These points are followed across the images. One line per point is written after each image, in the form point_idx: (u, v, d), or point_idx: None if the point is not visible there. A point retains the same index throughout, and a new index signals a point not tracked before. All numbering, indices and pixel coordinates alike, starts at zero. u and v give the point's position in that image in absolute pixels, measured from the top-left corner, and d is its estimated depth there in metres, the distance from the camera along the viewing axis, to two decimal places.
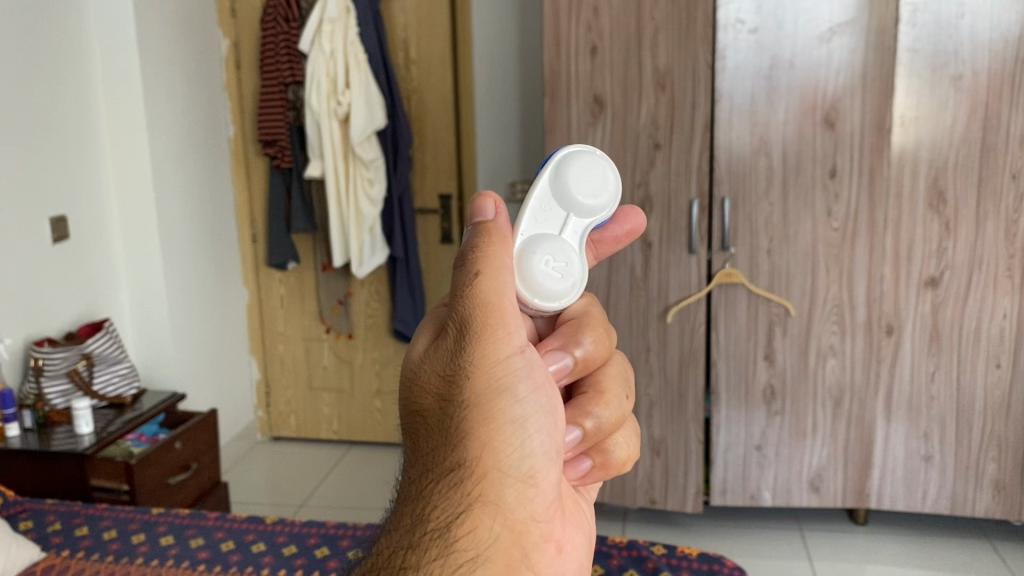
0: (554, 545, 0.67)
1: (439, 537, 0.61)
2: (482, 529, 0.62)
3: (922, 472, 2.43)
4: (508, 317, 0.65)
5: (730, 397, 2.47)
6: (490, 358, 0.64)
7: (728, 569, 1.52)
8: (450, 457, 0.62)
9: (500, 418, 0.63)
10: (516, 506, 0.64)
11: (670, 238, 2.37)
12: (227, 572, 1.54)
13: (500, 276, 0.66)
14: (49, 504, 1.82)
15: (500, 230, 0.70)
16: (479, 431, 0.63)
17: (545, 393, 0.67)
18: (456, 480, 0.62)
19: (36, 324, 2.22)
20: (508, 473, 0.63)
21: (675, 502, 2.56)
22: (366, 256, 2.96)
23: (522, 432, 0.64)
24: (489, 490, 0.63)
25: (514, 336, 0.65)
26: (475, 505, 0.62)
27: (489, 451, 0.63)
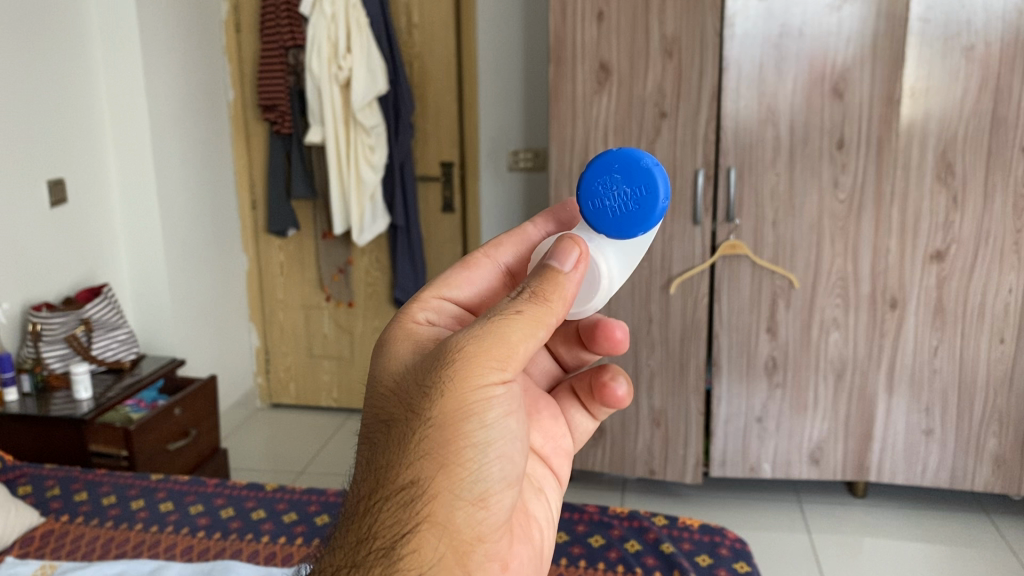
0: (498, 562, 0.69)
1: (385, 553, 0.65)
2: (425, 547, 0.65)
3: (922, 446, 2.43)
4: (504, 351, 0.67)
5: (731, 370, 2.46)
6: (470, 386, 0.66)
7: (730, 540, 1.51)
8: (406, 474, 0.66)
9: (462, 442, 0.66)
10: (463, 529, 0.66)
11: (674, 209, 2.34)
12: (227, 539, 1.53)
13: (532, 321, 0.69)
14: (48, 469, 1.82)
15: (567, 287, 0.72)
16: (441, 453, 0.66)
17: (516, 422, 0.70)
18: (409, 496, 0.66)
19: (35, 289, 2.20)
20: (459, 495, 0.66)
21: (675, 473, 2.56)
22: (367, 223, 2.94)
23: (481, 459, 0.67)
24: (438, 510, 0.66)
25: (501, 370, 0.67)
26: (423, 524, 0.65)
27: (445, 473, 0.66)
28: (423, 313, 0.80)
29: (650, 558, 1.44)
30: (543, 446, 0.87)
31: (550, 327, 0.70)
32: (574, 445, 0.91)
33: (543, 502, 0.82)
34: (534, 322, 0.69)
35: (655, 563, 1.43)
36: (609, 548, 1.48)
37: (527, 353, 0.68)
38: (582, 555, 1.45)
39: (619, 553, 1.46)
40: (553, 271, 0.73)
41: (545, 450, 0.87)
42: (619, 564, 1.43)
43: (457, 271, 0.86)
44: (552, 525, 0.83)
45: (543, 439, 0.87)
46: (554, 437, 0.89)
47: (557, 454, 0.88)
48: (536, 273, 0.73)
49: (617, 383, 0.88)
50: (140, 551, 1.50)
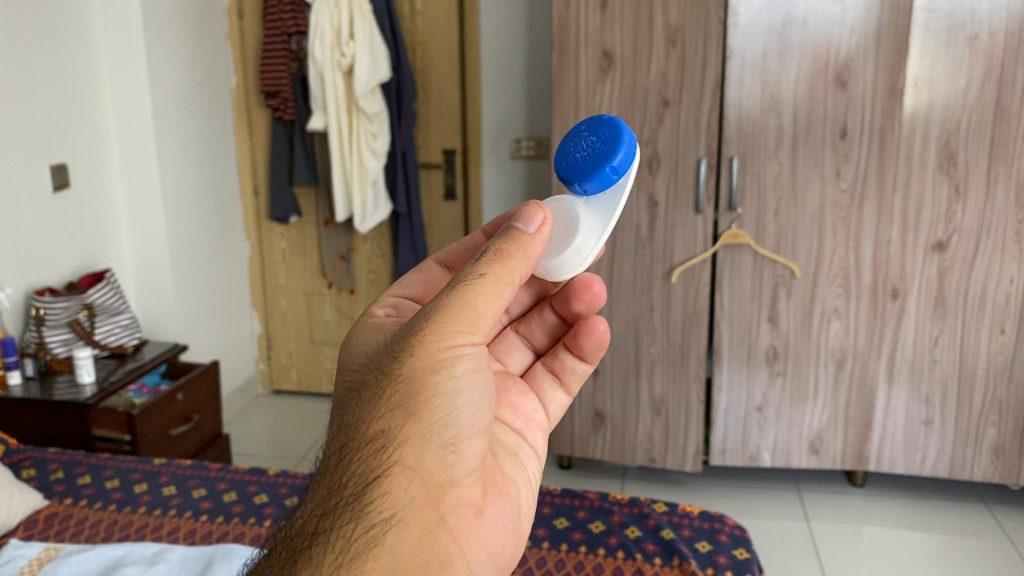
0: (471, 507, 0.70)
1: (355, 500, 0.66)
2: (395, 493, 0.66)
3: (922, 436, 2.44)
4: (471, 307, 0.69)
5: (732, 359, 2.47)
6: (437, 340, 0.68)
7: (730, 527, 1.52)
8: (376, 425, 0.67)
9: (431, 393, 0.67)
10: (435, 473, 0.67)
11: (677, 197, 2.34)
12: (228, 523, 1.54)
13: (497, 278, 0.70)
14: (52, 453, 1.82)
15: (531, 248, 0.74)
16: (409, 403, 0.67)
17: (488, 375, 0.71)
18: (378, 445, 0.67)
19: (37, 273, 2.21)
20: (428, 441, 0.67)
21: (675, 461, 2.57)
22: (369, 211, 2.94)
23: (451, 407, 0.68)
24: (407, 456, 0.67)
25: (468, 327, 0.69)
26: (393, 470, 0.66)
27: (414, 421, 0.67)
28: (381, 310, 0.87)
29: (650, 544, 1.45)
30: (514, 422, 0.85)
31: (514, 283, 0.72)
32: (547, 425, 0.90)
33: (521, 468, 0.81)
34: (499, 282, 0.71)
35: (655, 549, 1.44)
36: (610, 534, 1.48)
37: (495, 309, 0.70)
38: (583, 541, 1.46)
39: (619, 539, 1.47)
40: (518, 232, 0.74)
41: (515, 424, 0.85)
42: (619, 550, 1.44)
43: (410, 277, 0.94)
44: (532, 487, 0.81)
45: (511, 415, 0.86)
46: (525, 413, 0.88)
47: (530, 429, 0.86)
48: (503, 233, 0.74)
49: (595, 328, 0.93)
50: (143, 534, 1.51)
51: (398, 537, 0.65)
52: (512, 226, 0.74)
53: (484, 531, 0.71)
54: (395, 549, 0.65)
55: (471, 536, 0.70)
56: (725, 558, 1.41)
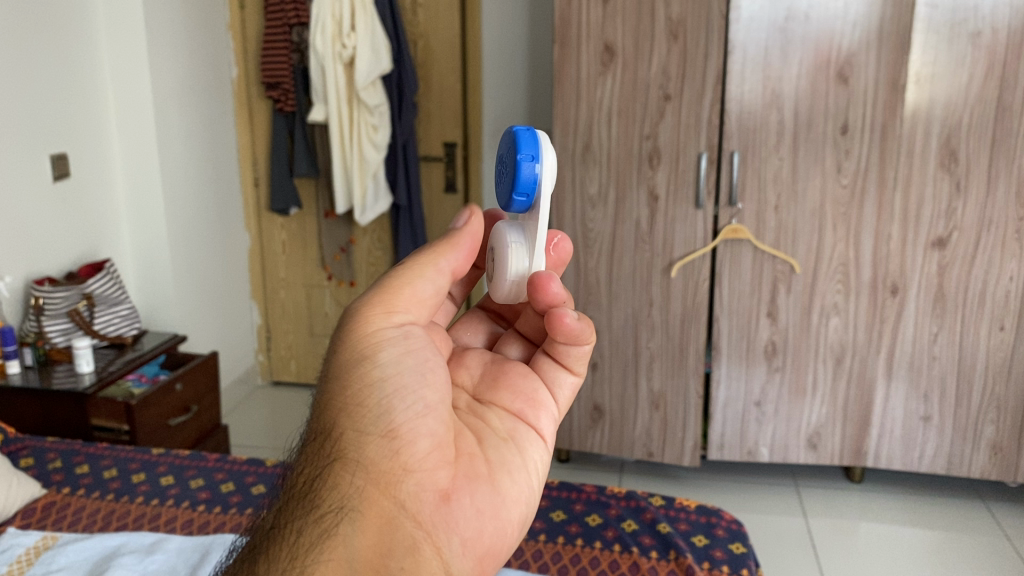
0: (435, 493, 0.68)
1: (309, 496, 0.69)
2: (342, 484, 0.68)
3: (920, 432, 2.44)
4: (389, 300, 0.73)
5: (731, 354, 2.47)
6: (355, 332, 0.72)
7: (726, 521, 1.52)
8: (319, 426, 0.71)
9: (356, 382, 0.70)
10: (380, 462, 0.68)
11: (678, 192, 2.34)
12: (226, 513, 1.54)
13: (415, 266, 0.74)
14: (50, 442, 1.82)
15: (462, 239, 0.77)
16: (344, 400, 0.70)
17: (419, 356, 0.72)
18: (324, 444, 0.70)
19: (37, 263, 2.21)
20: (366, 431, 0.69)
21: (673, 456, 2.58)
22: (369, 203, 2.94)
23: (378, 392, 0.69)
24: (349, 448, 0.69)
25: (382, 313, 0.72)
26: (337, 463, 0.69)
27: (350, 414, 0.69)
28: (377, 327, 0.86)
29: (646, 537, 1.46)
30: (513, 404, 0.80)
31: (437, 267, 0.74)
32: (559, 406, 0.83)
33: (517, 454, 0.76)
34: (413, 266, 0.74)
35: (652, 543, 1.44)
36: (606, 527, 1.49)
37: (414, 296, 0.73)
38: (579, 534, 1.47)
39: (615, 532, 1.47)
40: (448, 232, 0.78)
41: (515, 405, 0.80)
42: (615, 544, 1.44)
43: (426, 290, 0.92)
44: (530, 476, 0.75)
45: (511, 396, 0.81)
46: (532, 391, 0.81)
47: (533, 407, 0.80)
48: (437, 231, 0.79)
49: (563, 319, 0.77)
50: (140, 524, 1.51)
51: (352, 526, 0.67)
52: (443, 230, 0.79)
53: (456, 517, 0.68)
54: (351, 539, 0.67)
55: (441, 522, 0.68)
56: (721, 553, 1.42)
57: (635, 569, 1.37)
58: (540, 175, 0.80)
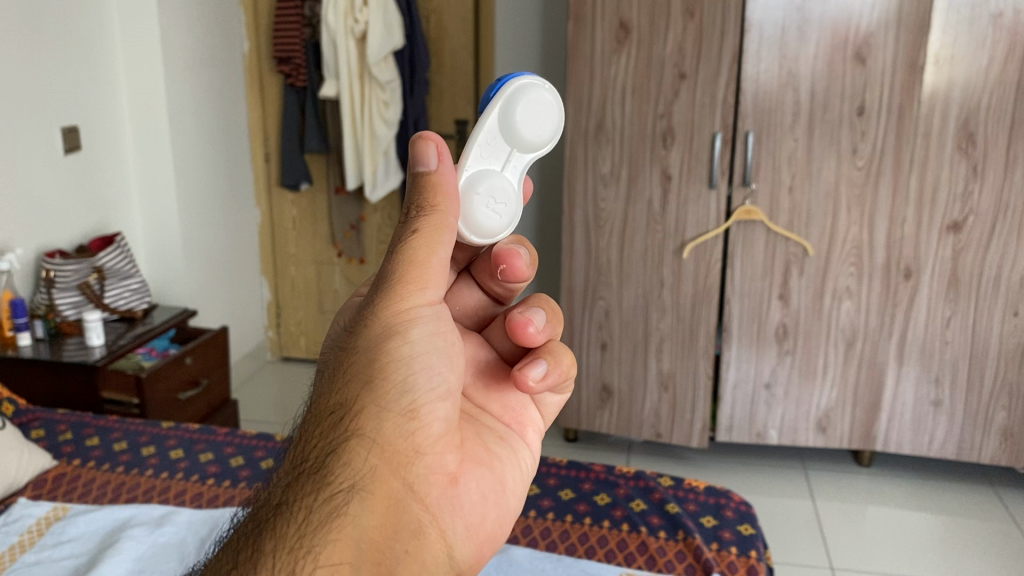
0: (443, 475, 0.63)
1: (316, 473, 0.60)
2: (355, 461, 0.59)
3: (931, 417, 2.43)
4: (427, 273, 0.62)
5: (742, 336, 2.45)
6: (387, 305, 0.61)
7: (735, 502, 1.51)
8: (333, 397, 0.61)
9: (385, 357, 0.61)
10: (397, 441, 0.60)
11: (690, 171, 2.32)
12: (233, 487, 1.54)
13: (442, 235, 0.62)
14: (61, 414, 1.83)
15: (446, 185, 0.64)
16: (364, 370, 0.61)
17: (449, 337, 0.64)
18: (335, 417, 0.61)
19: (47, 236, 2.21)
20: (386, 406, 0.60)
21: (681, 437, 2.57)
22: (380, 179, 2.93)
23: (408, 371, 0.61)
24: (366, 422, 0.60)
25: (419, 287, 0.62)
26: (352, 438, 0.60)
27: (370, 387, 0.60)
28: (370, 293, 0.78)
29: (654, 517, 1.45)
30: (502, 415, 0.77)
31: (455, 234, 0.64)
32: (544, 418, 0.81)
33: (510, 452, 0.73)
34: (436, 232, 0.62)
35: (660, 523, 1.43)
36: (614, 506, 1.48)
37: (446, 268, 0.63)
38: (587, 513, 1.46)
39: (624, 512, 1.47)
40: (422, 178, 0.64)
41: (504, 418, 0.77)
42: (623, 523, 1.44)
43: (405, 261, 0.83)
44: (521, 471, 0.73)
45: (500, 407, 0.78)
46: (520, 402, 0.79)
47: (520, 423, 0.78)
48: (412, 184, 0.65)
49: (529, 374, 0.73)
50: (150, 496, 1.52)
51: (362, 506, 0.59)
52: (413, 174, 0.64)
53: (463, 500, 0.64)
54: (361, 519, 0.59)
55: (446, 506, 0.62)
56: (729, 534, 1.41)
57: (643, 549, 1.37)
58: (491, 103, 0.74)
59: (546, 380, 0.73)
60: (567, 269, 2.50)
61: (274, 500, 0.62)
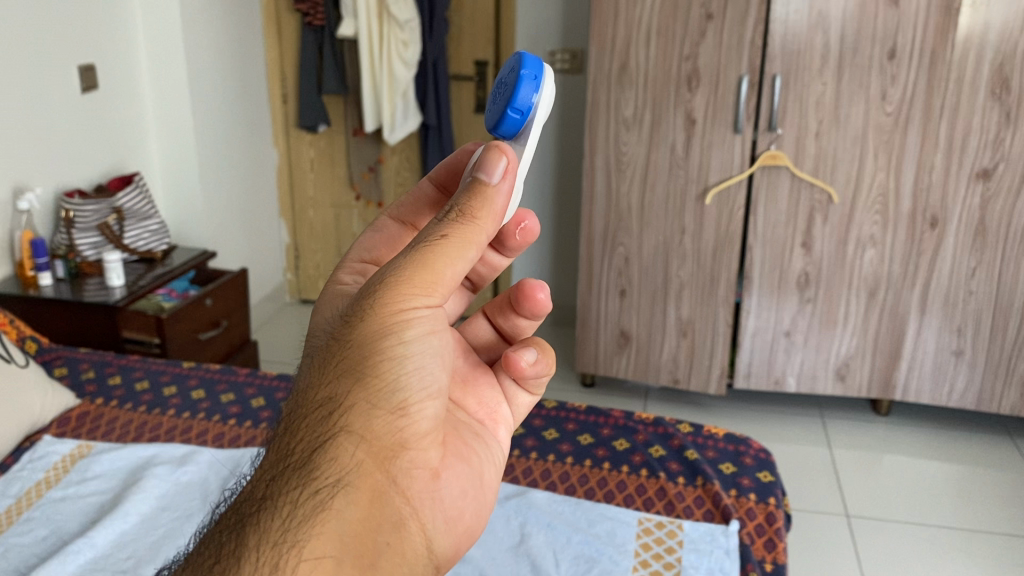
0: (425, 470, 0.63)
1: (302, 465, 0.59)
2: (342, 457, 0.59)
3: (951, 366, 2.42)
4: (436, 279, 0.61)
5: (763, 283, 2.43)
6: (386, 302, 0.60)
7: (754, 449, 1.51)
8: (323, 390, 0.61)
9: (379, 356, 0.60)
10: (384, 436, 0.60)
11: (716, 115, 2.28)
12: (255, 428, 1.55)
13: (464, 246, 0.62)
14: (83, 353, 1.84)
15: (490, 203, 0.64)
16: (357, 367, 0.60)
17: (444, 339, 0.63)
18: (325, 411, 0.60)
19: (66, 175, 2.20)
20: (376, 404, 0.60)
21: (699, 383, 2.57)
22: (399, 122, 2.89)
23: (402, 371, 0.60)
24: (355, 419, 0.59)
25: (424, 289, 0.61)
26: (340, 432, 0.59)
27: (362, 384, 0.60)
28: (352, 276, 0.78)
29: (673, 463, 1.45)
30: (476, 412, 0.77)
31: (478, 247, 0.63)
32: (515, 417, 0.81)
33: (486, 446, 0.73)
34: (456, 242, 0.62)
35: (679, 468, 1.43)
36: (633, 451, 1.48)
37: (458, 278, 0.62)
38: (607, 458, 1.46)
39: (642, 457, 1.47)
40: (473, 190, 0.64)
41: (478, 414, 0.77)
42: (642, 468, 1.44)
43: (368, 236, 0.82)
44: (497, 466, 0.73)
45: (476, 403, 0.78)
46: (494, 399, 0.80)
47: (494, 419, 0.78)
48: (462, 191, 0.65)
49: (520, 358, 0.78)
50: (172, 435, 1.53)
51: (347, 500, 0.58)
52: (472, 179, 0.64)
53: (444, 493, 0.64)
54: (345, 512, 0.58)
55: (427, 500, 0.63)
56: (748, 480, 1.41)
57: (662, 494, 1.37)
58: (537, 102, 0.72)
59: (537, 365, 0.79)
60: (587, 214, 2.48)
61: (252, 495, 0.60)
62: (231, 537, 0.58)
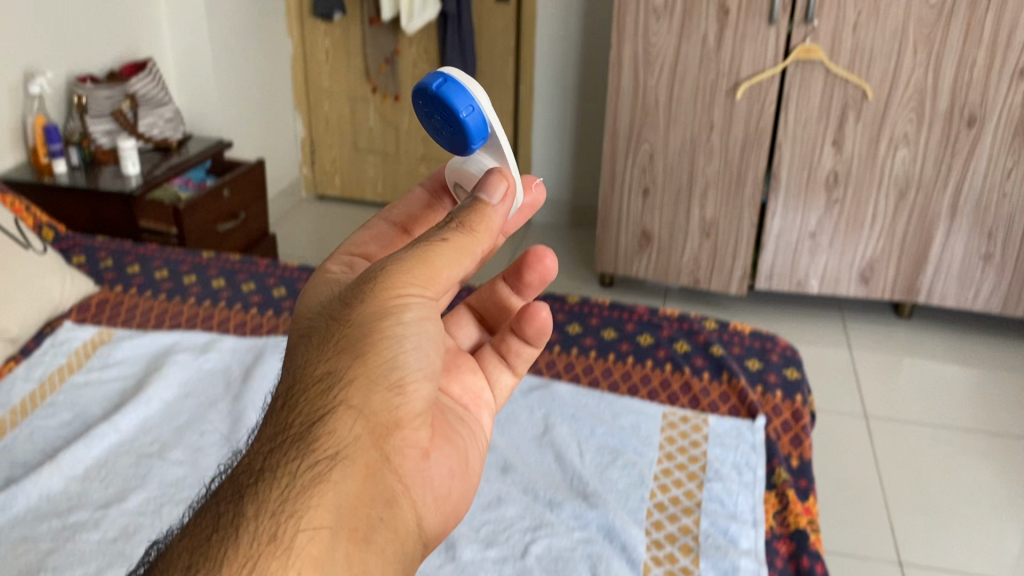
0: (415, 449, 0.63)
1: (298, 438, 0.57)
2: (340, 430, 0.58)
3: (978, 270, 2.38)
4: (438, 276, 0.63)
5: (791, 184, 2.37)
6: (387, 289, 0.62)
7: (781, 347, 1.48)
8: (320, 366, 0.60)
9: (380, 338, 0.61)
10: (380, 413, 0.60)
11: (750, 5, 2.17)
12: (277, 317, 1.54)
13: (463, 249, 0.65)
14: (101, 241, 1.82)
15: (490, 218, 0.68)
16: (356, 345, 0.60)
17: (438, 331, 0.65)
18: (323, 386, 0.59)
19: (77, 61, 2.14)
20: (373, 380, 0.60)
21: (720, 283, 2.56)
22: (417, 11, 2.79)
23: (400, 353, 0.61)
24: (353, 394, 0.59)
25: (423, 283, 0.62)
26: (339, 406, 0.59)
27: (361, 361, 0.60)
28: (339, 267, 0.76)
29: (698, 359, 1.42)
30: (461, 398, 0.78)
31: (475, 252, 0.66)
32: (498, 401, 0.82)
33: (469, 430, 0.73)
34: (457, 245, 0.65)
35: (704, 364, 1.41)
36: (658, 347, 1.45)
37: (455, 279, 0.65)
38: (630, 353, 1.44)
39: (667, 352, 1.43)
40: (478, 204, 0.68)
41: (462, 399, 0.78)
42: (666, 364, 1.41)
43: (361, 231, 0.82)
44: (479, 448, 0.73)
45: (460, 389, 0.78)
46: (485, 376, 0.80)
47: (476, 405, 0.78)
48: (464, 206, 0.69)
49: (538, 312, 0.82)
50: (193, 324, 1.52)
51: (344, 474, 0.57)
52: (473, 199, 0.69)
53: (432, 474, 0.64)
54: (342, 485, 0.56)
55: (417, 478, 0.62)
56: (774, 378, 1.39)
57: (686, 390, 1.35)
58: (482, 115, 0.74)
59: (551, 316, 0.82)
60: (612, 109, 2.40)
61: (243, 470, 0.57)
62: (222, 506, 0.55)
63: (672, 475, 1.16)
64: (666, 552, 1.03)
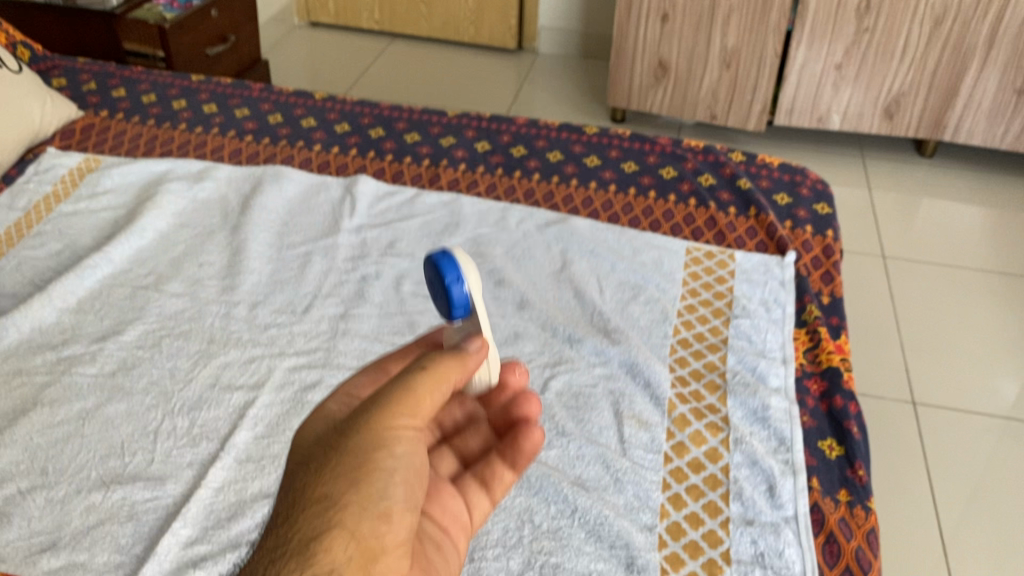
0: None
1: (289, 559, 0.48)
2: (334, 549, 0.49)
3: (1010, 107, 2.26)
4: (421, 406, 0.57)
5: (819, 11, 2.20)
6: (374, 420, 0.55)
7: (811, 181, 1.39)
8: (309, 489, 0.52)
9: (369, 462, 0.53)
10: (373, 536, 0.51)
11: None
12: (274, 146, 1.44)
13: (445, 380, 0.58)
14: (82, 63, 1.69)
15: (472, 358, 0.61)
16: (348, 471, 0.52)
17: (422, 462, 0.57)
18: (313, 507, 0.51)
19: None
20: (366, 500, 0.52)
21: (738, 120, 2.45)
22: None
23: (390, 480, 0.53)
24: (348, 516, 0.51)
25: (410, 414, 0.56)
26: (334, 525, 0.50)
27: (355, 485, 0.52)
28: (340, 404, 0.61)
29: (723, 193, 1.34)
30: (441, 518, 0.62)
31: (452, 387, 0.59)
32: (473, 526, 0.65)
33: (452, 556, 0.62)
34: (439, 377, 0.58)
35: (730, 199, 1.32)
36: (681, 180, 1.36)
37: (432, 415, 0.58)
38: (652, 187, 1.35)
39: (691, 186, 1.34)
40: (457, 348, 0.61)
41: (443, 521, 0.62)
42: (690, 198, 1.32)
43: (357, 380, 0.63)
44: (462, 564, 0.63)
45: (439, 509, 0.62)
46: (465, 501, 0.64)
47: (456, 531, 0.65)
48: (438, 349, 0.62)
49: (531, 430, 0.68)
50: (186, 152, 1.42)
51: None
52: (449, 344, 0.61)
53: None
54: None
55: None
56: (804, 213, 1.31)
57: (712, 226, 1.27)
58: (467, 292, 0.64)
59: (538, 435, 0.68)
60: None
61: None
62: None
63: (697, 311, 1.10)
64: (691, 391, 0.98)
